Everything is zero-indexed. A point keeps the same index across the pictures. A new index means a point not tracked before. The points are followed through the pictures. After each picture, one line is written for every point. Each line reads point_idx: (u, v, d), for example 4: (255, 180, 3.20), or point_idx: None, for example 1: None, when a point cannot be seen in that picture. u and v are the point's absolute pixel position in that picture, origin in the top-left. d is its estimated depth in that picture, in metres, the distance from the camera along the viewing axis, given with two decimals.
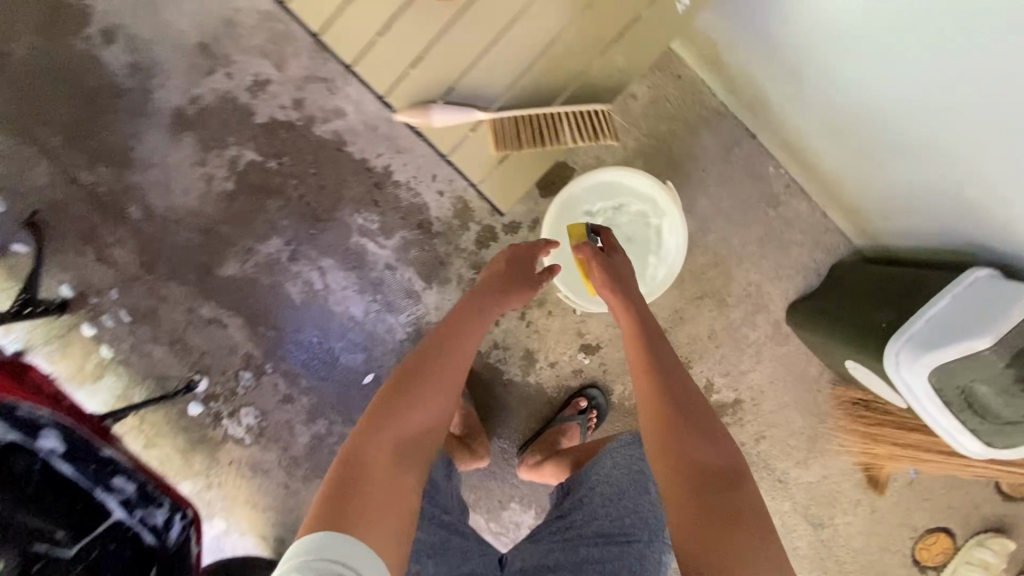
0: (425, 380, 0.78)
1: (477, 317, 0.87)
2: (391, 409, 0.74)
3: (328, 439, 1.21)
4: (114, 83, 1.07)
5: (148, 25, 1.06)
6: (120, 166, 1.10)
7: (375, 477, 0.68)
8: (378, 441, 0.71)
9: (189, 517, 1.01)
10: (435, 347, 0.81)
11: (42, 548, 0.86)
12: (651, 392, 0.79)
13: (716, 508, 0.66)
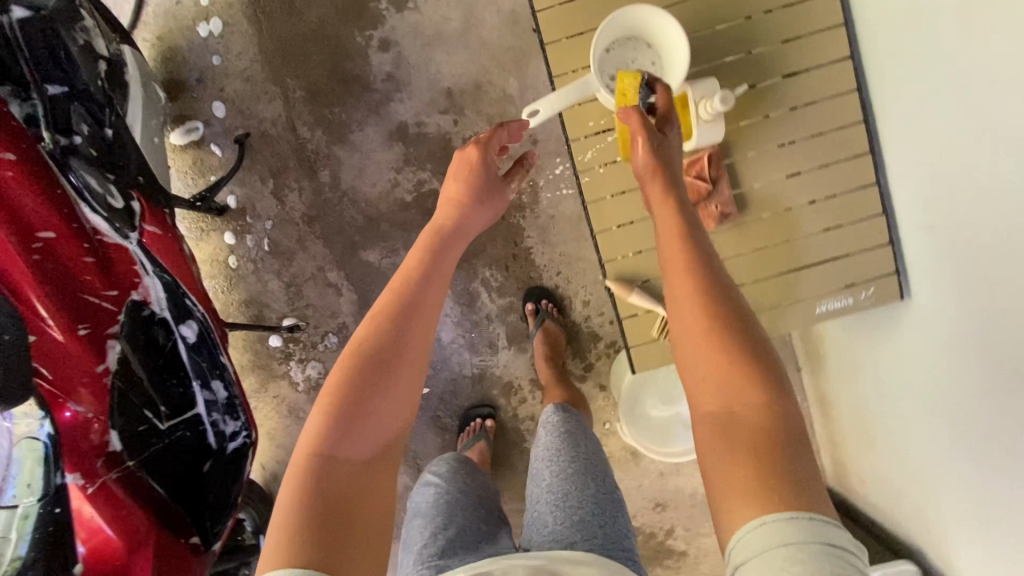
0: (372, 370, 0.70)
1: (414, 279, 0.80)
2: (334, 415, 0.67)
3: None
4: (368, 79, 1.28)
5: (418, 54, 1.28)
6: (334, 137, 1.30)
7: (341, 482, 0.63)
8: (322, 461, 0.64)
9: (251, 439, 1.15)
10: (373, 322, 0.75)
11: (150, 414, 0.98)
12: (690, 298, 0.66)
13: (734, 432, 0.57)
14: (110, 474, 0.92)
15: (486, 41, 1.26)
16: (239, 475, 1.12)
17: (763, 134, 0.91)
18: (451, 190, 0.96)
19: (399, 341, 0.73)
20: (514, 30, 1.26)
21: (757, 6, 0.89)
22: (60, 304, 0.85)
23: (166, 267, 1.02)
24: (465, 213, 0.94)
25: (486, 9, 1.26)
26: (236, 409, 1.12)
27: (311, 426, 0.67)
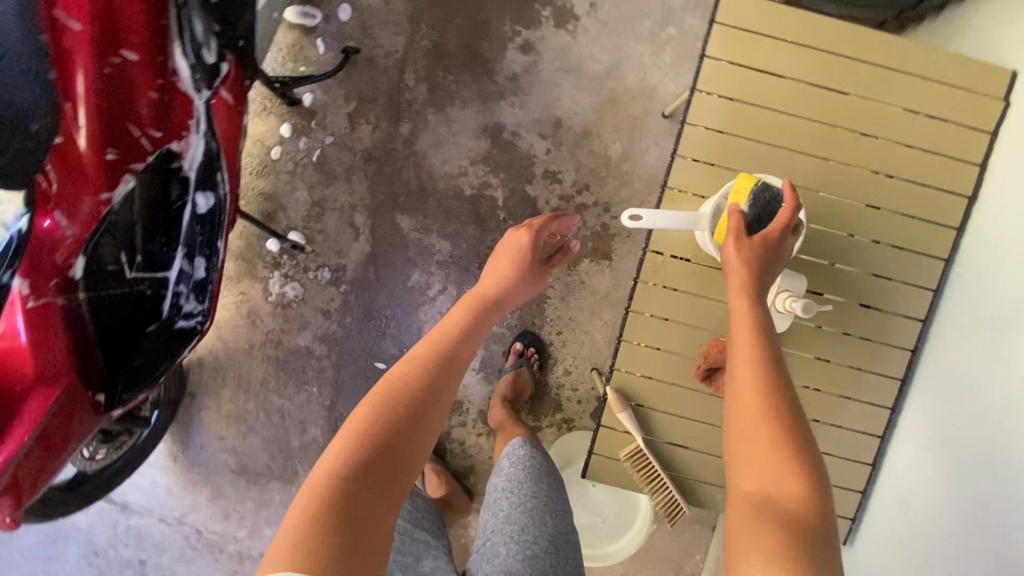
0: (401, 411, 0.72)
1: (448, 351, 0.84)
2: (352, 458, 0.64)
3: (311, 358, 1.37)
4: (493, 67, 1.27)
5: (549, 72, 1.26)
6: (434, 100, 1.28)
7: (350, 521, 0.58)
8: (345, 477, 0.62)
9: (197, 331, 1.04)
10: (406, 374, 0.78)
11: (124, 252, 0.93)
12: (750, 389, 0.68)
13: (778, 513, 0.59)
14: (56, 299, 0.85)
15: (617, 98, 1.26)
16: (172, 355, 1.02)
17: (830, 339, 0.88)
18: (490, 273, 1.01)
19: (429, 397, 0.76)
20: (646, 104, 1.25)
21: (895, 214, 0.86)
22: (99, 121, 0.84)
23: (217, 129, 0.96)
24: (500, 296, 0.98)
25: (633, 71, 1.25)
26: (205, 292, 1.03)
27: (333, 446, 0.67)
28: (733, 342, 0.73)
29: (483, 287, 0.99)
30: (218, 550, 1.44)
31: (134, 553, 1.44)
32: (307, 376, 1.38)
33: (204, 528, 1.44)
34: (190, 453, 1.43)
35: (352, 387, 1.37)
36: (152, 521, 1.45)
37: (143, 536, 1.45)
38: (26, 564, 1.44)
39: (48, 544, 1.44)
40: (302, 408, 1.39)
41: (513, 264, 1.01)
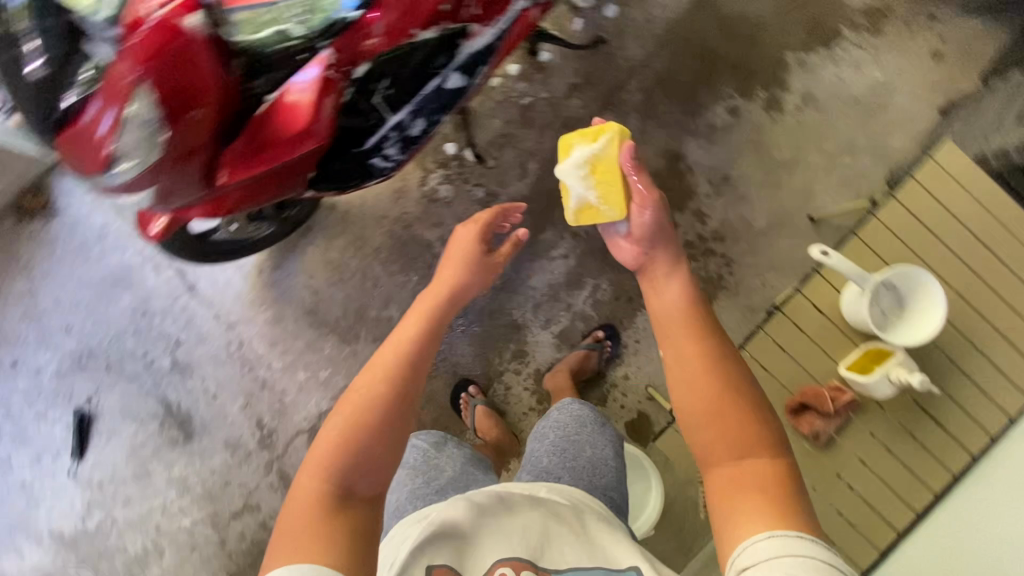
0: (364, 424, 0.81)
1: (395, 362, 0.89)
2: (342, 458, 0.77)
3: (425, 251, 1.50)
4: (699, 110, 1.46)
5: (740, 138, 1.46)
6: (642, 109, 1.47)
7: (333, 511, 0.72)
8: (324, 492, 0.74)
9: (382, 173, 1.26)
10: (374, 384, 0.86)
11: (393, 75, 1.04)
12: (691, 374, 0.82)
13: (758, 473, 0.72)
14: (341, 82, 0.94)
15: (780, 186, 1.46)
16: (362, 179, 1.22)
17: (884, 422, 1.12)
18: (455, 242, 1.22)
19: (377, 425, 0.81)
20: (801, 202, 1.46)
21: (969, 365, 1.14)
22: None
23: (506, 39, 1.18)
24: (454, 295, 1.09)
25: (804, 173, 1.46)
26: (407, 146, 1.23)
27: (311, 454, 0.78)
28: (681, 342, 0.86)
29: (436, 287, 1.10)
30: (250, 368, 1.51)
31: (178, 331, 1.51)
32: (414, 264, 1.50)
33: (249, 342, 1.52)
34: (276, 274, 1.52)
35: None
36: (208, 314, 1.52)
37: (192, 322, 1.51)
38: (81, 290, 1.51)
39: (110, 285, 1.51)
40: (393, 288, 1.50)
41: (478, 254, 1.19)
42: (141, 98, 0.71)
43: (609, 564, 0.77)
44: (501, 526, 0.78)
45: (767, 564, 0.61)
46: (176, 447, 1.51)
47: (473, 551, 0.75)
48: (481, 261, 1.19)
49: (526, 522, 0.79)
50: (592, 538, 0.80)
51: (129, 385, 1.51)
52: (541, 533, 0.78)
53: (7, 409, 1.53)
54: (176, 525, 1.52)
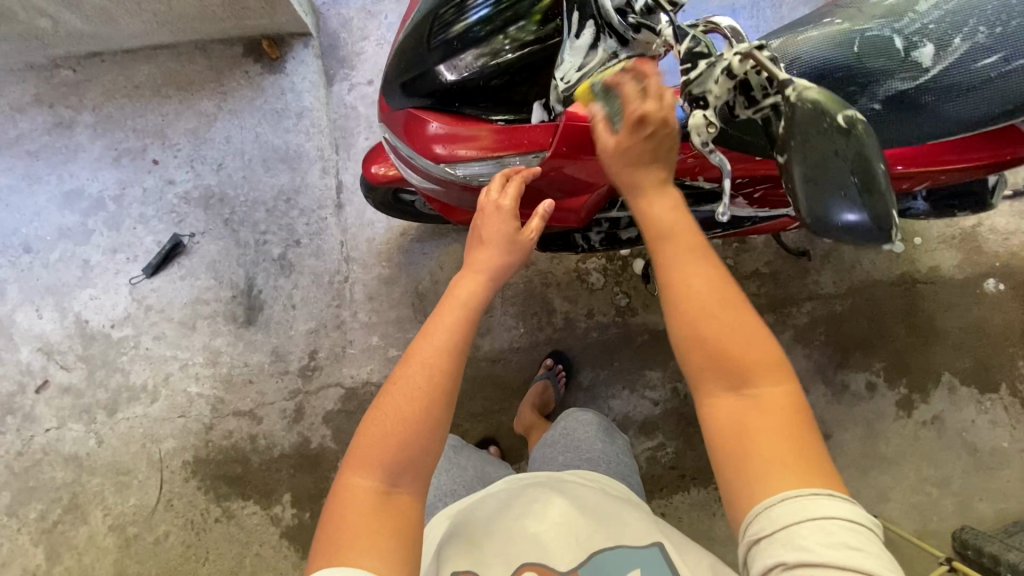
0: (414, 417, 0.68)
1: (449, 346, 0.71)
2: (370, 447, 0.67)
3: (545, 314, 1.53)
4: (844, 364, 1.50)
5: (859, 411, 1.50)
6: (799, 330, 1.50)
7: (365, 508, 0.65)
8: (370, 492, 0.66)
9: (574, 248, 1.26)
10: (416, 376, 0.69)
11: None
12: (706, 287, 0.63)
13: (765, 400, 0.60)
14: None
15: (865, 473, 1.48)
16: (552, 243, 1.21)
17: None
18: (486, 205, 0.80)
19: (442, 396, 0.69)
20: (872, 499, 1.47)
21: None
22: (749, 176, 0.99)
23: (758, 224, 1.17)
24: (503, 267, 0.78)
25: (891, 477, 1.48)
26: (605, 242, 1.23)
27: (351, 450, 0.69)
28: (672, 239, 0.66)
29: (484, 256, 0.78)
30: (337, 304, 1.53)
31: (302, 233, 1.54)
32: (529, 318, 1.53)
33: (351, 283, 1.53)
34: (413, 244, 1.55)
35: (537, 359, 1.52)
36: (336, 236, 1.54)
37: (320, 234, 1.54)
38: (253, 145, 1.55)
39: (279, 158, 1.55)
40: (498, 324, 1.53)
41: (508, 229, 0.78)
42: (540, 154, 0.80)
43: (634, 543, 0.78)
44: (532, 535, 0.80)
45: (786, 533, 0.52)
46: (230, 324, 1.52)
47: (491, 556, 0.79)
48: (510, 236, 0.79)
49: (561, 518, 0.81)
50: (617, 520, 0.82)
51: (233, 245, 1.53)
52: (560, 536, 0.79)
53: (120, 193, 1.55)
54: (182, 386, 1.52)
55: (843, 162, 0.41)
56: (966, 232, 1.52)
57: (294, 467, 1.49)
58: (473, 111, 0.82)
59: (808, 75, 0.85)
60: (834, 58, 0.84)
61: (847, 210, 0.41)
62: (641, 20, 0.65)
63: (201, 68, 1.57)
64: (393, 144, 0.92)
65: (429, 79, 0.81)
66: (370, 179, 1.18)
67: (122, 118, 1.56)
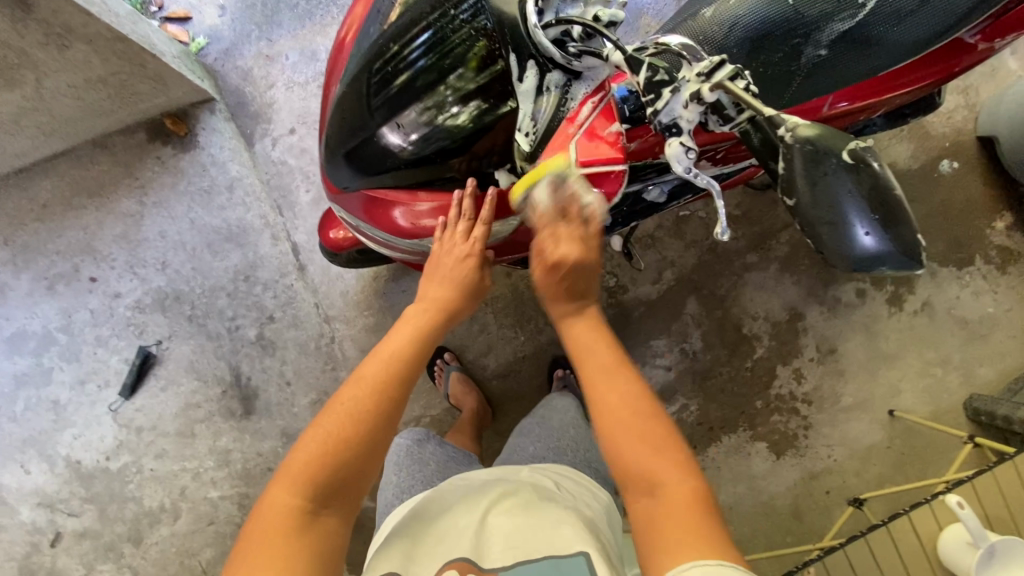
0: (352, 442, 0.67)
1: (393, 374, 0.71)
2: (302, 465, 0.66)
3: (539, 316, 1.51)
4: (832, 279, 1.53)
5: (856, 319, 1.54)
6: (783, 260, 1.53)
7: (283, 526, 0.62)
8: (296, 508, 0.63)
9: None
10: (360, 397, 0.69)
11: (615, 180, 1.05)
12: (620, 402, 0.66)
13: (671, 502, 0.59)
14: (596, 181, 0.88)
15: (874, 374, 1.54)
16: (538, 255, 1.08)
17: None
18: (457, 238, 0.78)
19: (380, 421, 0.69)
20: (886, 395, 1.53)
21: None
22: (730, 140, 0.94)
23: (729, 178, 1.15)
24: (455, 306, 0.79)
25: (898, 370, 1.54)
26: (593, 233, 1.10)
27: (285, 465, 0.67)
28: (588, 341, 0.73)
29: (435, 291, 0.80)
30: (331, 367, 1.47)
31: (273, 307, 1.46)
32: (525, 324, 1.51)
33: (340, 341, 1.48)
34: (389, 285, 1.50)
35: (545, 360, 1.51)
36: (309, 299, 1.48)
37: (291, 303, 1.47)
38: (191, 233, 1.45)
39: (223, 238, 1.45)
40: (496, 339, 1.52)
41: (468, 274, 0.79)
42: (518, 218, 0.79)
43: (562, 550, 0.68)
44: (470, 529, 0.73)
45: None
46: (230, 419, 1.46)
47: (420, 559, 0.72)
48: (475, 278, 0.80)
49: (515, 510, 0.76)
50: (554, 519, 0.74)
51: (205, 340, 1.45)
52: (501, 536, 0.72)
53: (66, 322, 1.44)
54: (202, 494, 1.46)
55: (858, 199, 0.41)
56: (913, 121, 1.56)
57: None
58: (433, 185, 0.78)
59: (750, 36, 0.83)
60: (771, 15, 0.83)
61: (869, 242, 0.42)
62: (582, 47, 0.63)
63: (107, 166, 1.44)
64: (352, 220, 0.88)
65: (374, 144, 0.75)
66: (333, 247, 1.14)
67: (42, 243, 1.43)
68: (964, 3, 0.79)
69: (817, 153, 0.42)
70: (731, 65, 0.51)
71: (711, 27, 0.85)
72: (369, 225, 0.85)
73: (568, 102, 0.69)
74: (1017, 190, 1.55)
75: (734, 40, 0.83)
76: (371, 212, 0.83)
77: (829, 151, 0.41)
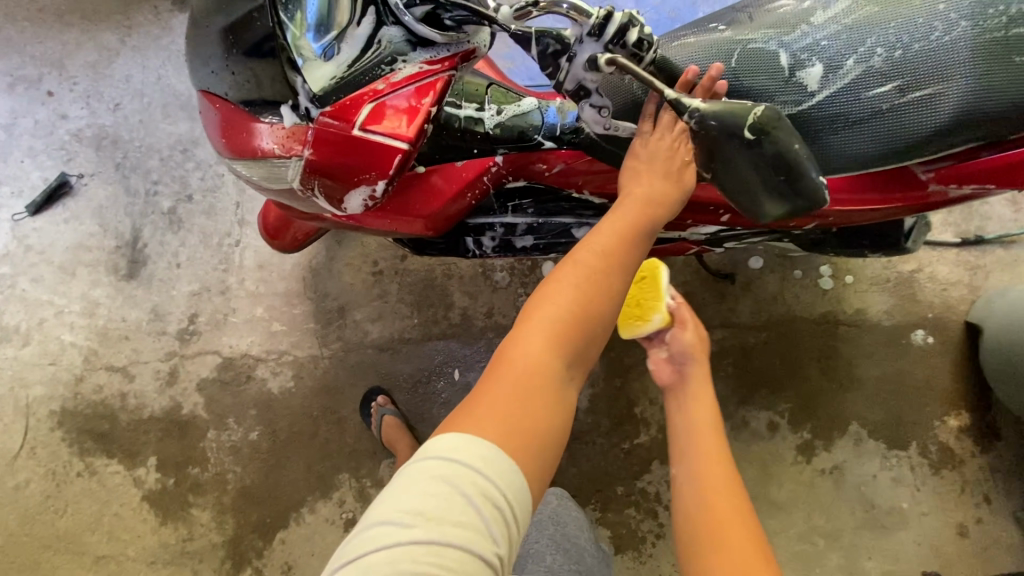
0: (571, 330, 0.60)
1: (620, 264, 0.63)
2: (534, 338, 0.60)
3: (440, 308, 1.44)
4: (750, 401, 1.40)
5: (755, 450, 1.40)
6: None
7: (507, 386, 0.58)
8: (541, 364, 0.59)
9: (460, 249, 1.12)
10: (577, 285, 0.61)
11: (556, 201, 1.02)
12: (723, 487, 0.79)
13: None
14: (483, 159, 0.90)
15: None
16: (452, 242, 1.10)
17: None
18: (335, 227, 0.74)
19: (609, 299, 0.62)
20: None
21: None
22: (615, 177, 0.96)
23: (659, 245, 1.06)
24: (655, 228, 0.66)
25: (779, 523, 1.39)
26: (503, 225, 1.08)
27: (507, 353, 0.60)
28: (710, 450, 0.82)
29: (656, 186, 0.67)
30: (224, 268, 1.45)
31: (196, 188, 1.45)
32: (424, 309, 1.44)
33: (243, 248, 1.45)
34: None
35: (426, 352, 1.44)
36: (232, 195, 1.45)
37: (214, 192, 1.45)
38: (154, 89, 1.45)
39: (180, 105, 1.45)
40: (390, 311, 1.44)
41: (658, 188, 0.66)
42: (292, 162, 0.64)
43: None
44: None
45: None
46: (112, 275, 1.44)
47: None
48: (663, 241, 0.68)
49: None
50: None
51: (123, 191, 1.44)
52: None
53: (9, 122, 1.45)
54: (56, 333, 1.45)
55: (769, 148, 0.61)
56: (902, 277, 1.42)
57: (163, 431, 1.44)
58: (248, 108, 0.64)
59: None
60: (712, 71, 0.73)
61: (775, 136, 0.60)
62: (461, 19, 0.58)
63: None
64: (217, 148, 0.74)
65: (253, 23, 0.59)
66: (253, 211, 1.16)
67: (20, 42, 1.45)
68: (918, 131, 0.70)
69: (731, 138, 0.61)
70: (617, 17, 0.53)
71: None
72: (216, 143, 0.71)
73: (397, 62, 0.60)
74: (982, 392, 1.40)
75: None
76: (220, 131, 0.69)
77: (735, 132, 0.60)
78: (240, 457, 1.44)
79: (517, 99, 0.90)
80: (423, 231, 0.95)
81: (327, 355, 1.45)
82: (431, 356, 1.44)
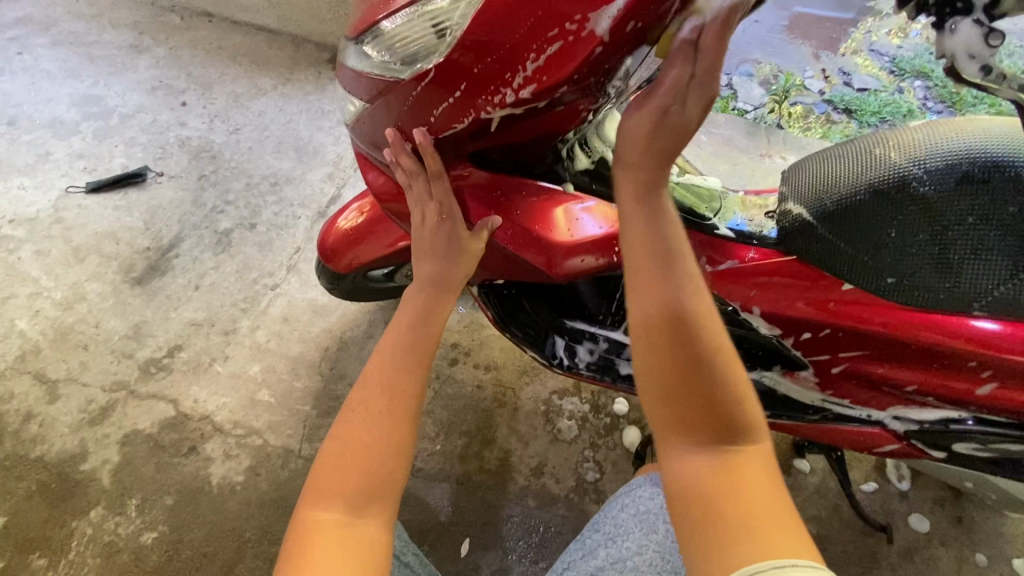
0: (381, 418, 0.56)
1: (406, 342, 0.61)
2: (339, 449, 0.54)
3: (476, 442, 1.06)
4: None
5: None
6: None
7: (317, 535, 0.50)
8: (331, 519, 0.50)
9: (544, 351, 0.84)
10: (376, 376, 0.59)
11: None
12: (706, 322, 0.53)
13: (737, 462, 0.47)
14: None
15: None
16: (546, 334, 0.83)
17: None
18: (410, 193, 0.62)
19: (414, 373, 0.60)
20: None
21: None
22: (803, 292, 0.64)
23: (832, 424, 0.74)
24: (444, 237, 0.65)
25: None
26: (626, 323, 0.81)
27: (323, 464, 0.54)
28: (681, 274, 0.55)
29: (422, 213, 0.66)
30: (243, 307, 1.19)
31: (264, 220, 1.30)
32: (456, 436, 1.07)
33: (278, 293, 1.21)
34: None
35: (435, 497, 1.01)
36: (298, 239, 1.28)
37: (280, 229, 1.29)
38: (279, 128, 1.43)
39: (294, 145, 1.41)
40: None
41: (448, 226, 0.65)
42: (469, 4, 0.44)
43: None
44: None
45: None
46: (121, 274, 1.21)
47: None
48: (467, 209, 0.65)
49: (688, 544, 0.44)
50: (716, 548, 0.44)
51: (191, 200, 1.31)
52: None
53: (129, 114, 1.44)
54: (12, 315, 1.16)
55: None
56: None
57: (39, 485, 1.01)
58: None
59: (952, 170, 0.59)
60: (995, 161, 0.59)
61: None
62: None
63: (282, 56, 1.58)
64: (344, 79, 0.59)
65: None
66: (319, 235, 0.93)
67: (187, 63, 1.54)
68: None
69: None
70: None
71: (894, 146, 0.63)
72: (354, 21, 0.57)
73: None
74: None
75: (930, 165, 0.60)
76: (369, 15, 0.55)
77: None
78: (113, 565, 0.95)
79: (700, 174, 0.74)
80: (541, 268, 0.68)
81: (306, 455, 1.05)
82: (439, 505, 1.01)
